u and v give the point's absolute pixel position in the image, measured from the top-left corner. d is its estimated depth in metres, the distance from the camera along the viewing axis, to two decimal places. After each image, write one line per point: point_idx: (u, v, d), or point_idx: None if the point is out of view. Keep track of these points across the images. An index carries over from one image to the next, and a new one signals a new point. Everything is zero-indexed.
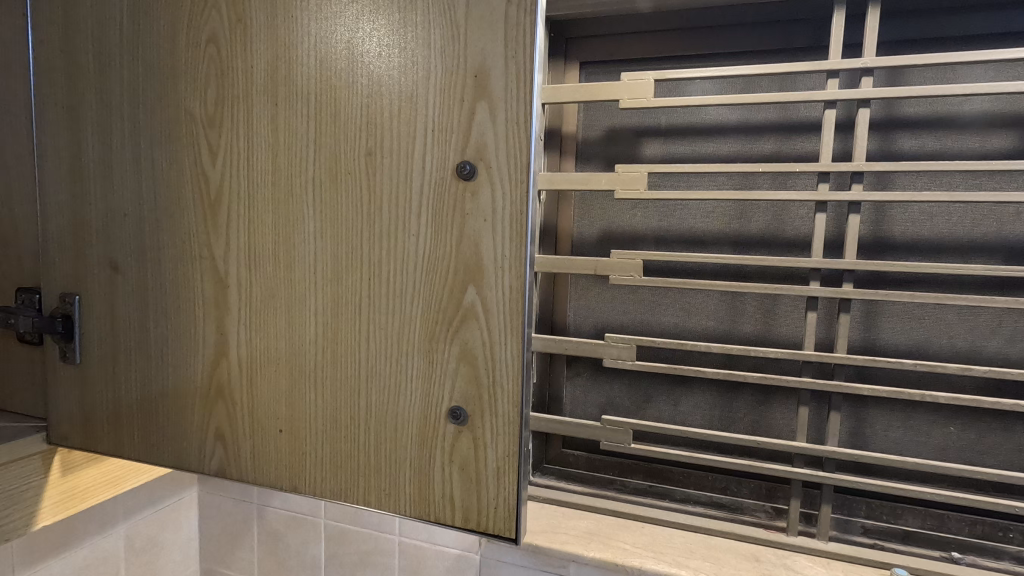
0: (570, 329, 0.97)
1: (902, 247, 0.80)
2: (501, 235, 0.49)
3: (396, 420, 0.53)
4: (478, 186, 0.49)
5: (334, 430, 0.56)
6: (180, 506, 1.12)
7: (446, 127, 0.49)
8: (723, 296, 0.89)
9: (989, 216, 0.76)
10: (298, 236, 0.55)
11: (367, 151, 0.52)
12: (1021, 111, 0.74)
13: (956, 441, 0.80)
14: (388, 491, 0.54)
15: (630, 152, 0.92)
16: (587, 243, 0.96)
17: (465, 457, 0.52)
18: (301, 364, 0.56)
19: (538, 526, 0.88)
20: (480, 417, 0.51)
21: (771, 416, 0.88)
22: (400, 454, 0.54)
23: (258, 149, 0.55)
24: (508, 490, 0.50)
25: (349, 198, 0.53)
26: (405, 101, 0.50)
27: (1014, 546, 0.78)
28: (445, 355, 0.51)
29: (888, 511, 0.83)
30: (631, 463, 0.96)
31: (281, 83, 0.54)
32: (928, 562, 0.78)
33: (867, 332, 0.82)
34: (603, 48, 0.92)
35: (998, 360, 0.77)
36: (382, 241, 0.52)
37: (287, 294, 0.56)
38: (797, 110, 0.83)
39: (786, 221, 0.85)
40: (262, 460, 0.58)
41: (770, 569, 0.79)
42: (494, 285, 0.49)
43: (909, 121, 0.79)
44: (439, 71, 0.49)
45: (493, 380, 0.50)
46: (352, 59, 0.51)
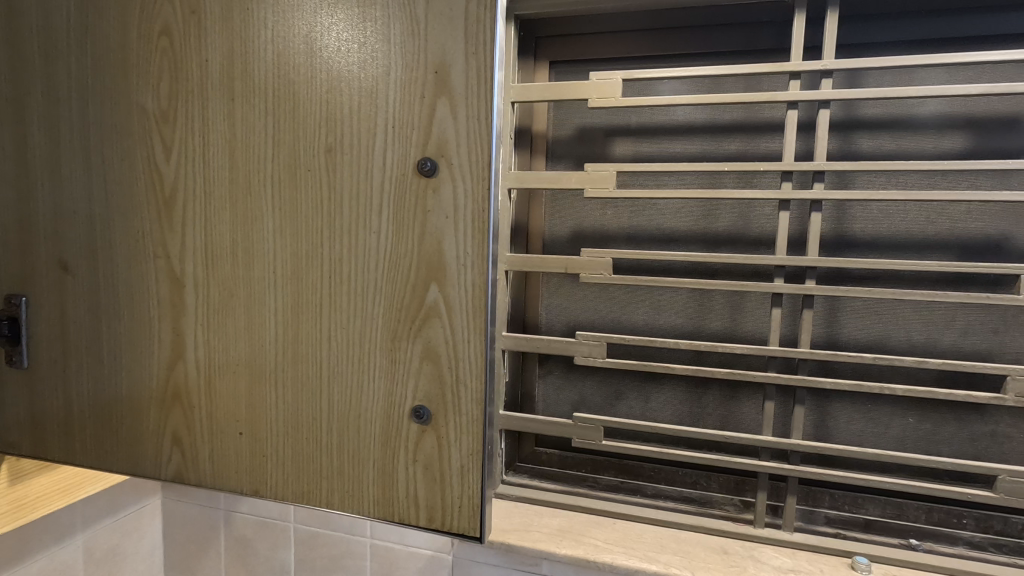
0: (542, 328, 0.97)
1: (861, 245, 0.82)
2: (463, 231, 0.48)
3: (359, 421, 0.53)
4: (439, 181, 0.48)
5: (296, 434, 0.55)
6: (142, 515, 1.08)
7: (407, 123, 0.49)
8: (691, 294, 0.90)
9: (942, 214, 0.79)
10: (257, 235, 0.53)
11: (326, 148, 0.51)
12: (972, 113, 0.77)
13: (913, 432, 0.83)
14: (352, 493, 0.54)
15: (600, 151, 0.93)
16: (558, 242, 0.96)
17: (429, 456, 0.51)
18: (261, 366, 0.55)
19: (511, 525, 0.88)
20: (444, 416, 0.50)
21: (738, 411, 0.90)
22: (363, 454, 0.53)
23: (215, 146, 0.54)
24: (473, 488, 0.50)
25: (308, 196, 0.52)
26: (365, 97, 0.49)
27: (967, 532, 0.81)
28: (408, 353, 0.51)
29: (850, 501, 0.86)
30: (603, 460, 0.97)
31: (237, 77, 0.52)
32: (888, 549, 0.80)
33: (829, 327, 0.84)
34: (572, 48, 0.93)
35: (952, 353, 0.80)
36: (344, 238, 0.51)
37: (246, 296, 0.54)
38: (760, 110, 0.85)
39: (752, 220, 0.87)
40: (221, 466, 0.57)
41: (738, 561, 0.80)
42: (456, 283, 0.49)
43: (867, 122, 0.81)
44: (400, 66, 0.49)
45: (457, 377, 0.50)
46: (311, 52, 0.50)
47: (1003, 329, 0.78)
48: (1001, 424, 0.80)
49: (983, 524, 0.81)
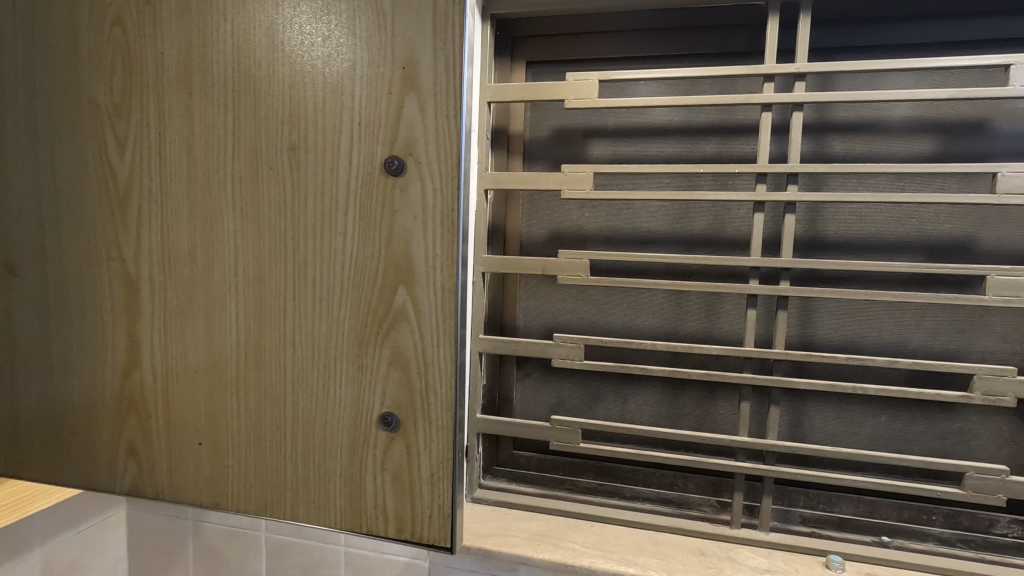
0: (520, 330, 0.96)
1: (835, 246, 0.83)
2: (432, 231, 0.47)
3: (325, 428, 0.51)
4: (407, 181, 0.47)
5: (258, 446, 0.52)
6: (106, 527, 1.04)
7: (374, 120, 0.47)
8: (668, 296, 0.90)
9: (913, 215, 0.80)
10: (218, 238, 0.51)
11: (290, 145, 0.49)
12: (939, 117, 0.78)
13: (885, 430, 0.83)
14: (316, 505, 0.52)
15: (577, 152, 0.92)
16: (535, 243, 0.95)
17: (398, 464, 0.50)
18: (222, 372, 0.52)
19: (488, 530, 0.87)
20: (413, 424, 0.49)
21: (715, 412, 0.89)
22: (329, 462, 0.51)
23: (171, 143, 0.51)
24: (444, 497, 0.49)
25: (270, 195, 0.50)
26: (329, 94, 0.48)
27: (937, 528, 0.82)
28: (376, 358, 0.49)
29: (825, 500, 0.86)
30: (581, 462, 0.96)
31: (194, 71, 0.50)
32: (861, 547, 0.81)
33: (804, 328, 0.85)
34: (549, 48, 0.92)
35: (923, 353, 0.81)
36: (308, 239, 0.49)
37: (205, 300, 0.52)
38: (735, 112, 0.85)
39: (728, 221, 0.87)
40: (180, 480, 0.55)
41: (715, 562, 0.80)
42: (425, 285, 0.47)
43: (840, 125, 0.81)
44: (366, 62, 0.47)
45: (426, 383, 0.48)
46: (273, 46, 0.48)
47: (970, 329, 0.80)
48: (969, 421, 0.81)
49: (952, 520, 0.82)
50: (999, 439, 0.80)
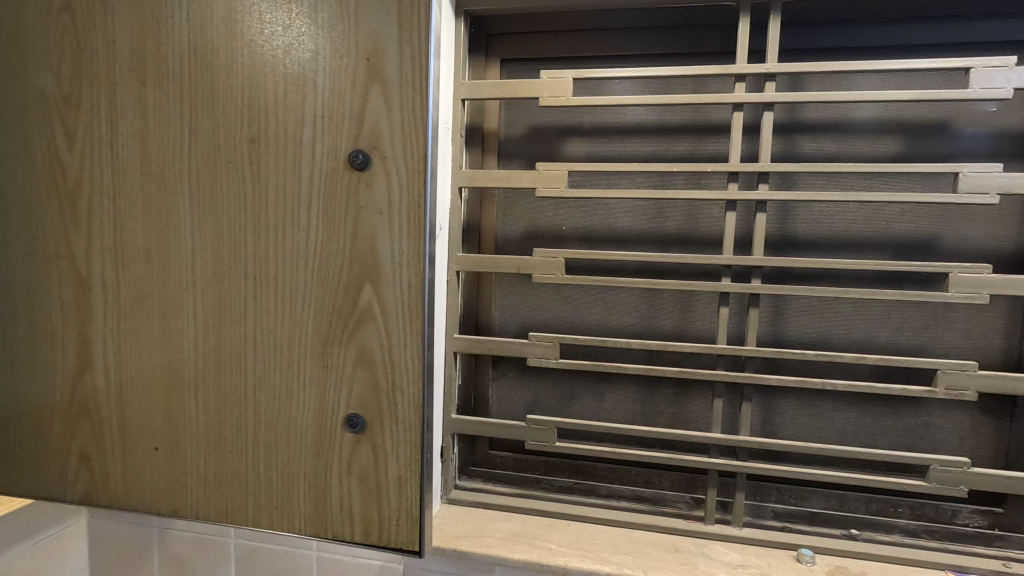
0: (495, 330, 0.95)
1: (805, 244, 0.84)
2: (399, 228, 0.51)
3: (290, 434, 0.56)
4: (373, 175, 0.51)
5: (226, 448, 0.57)
6: (66, 537, 0.99)
7: (341, 113, 0.51)
8: (643, 294, 0.90)
9: (879, 214, 0.81)
10: (188, 244, 0.55)
11: (250, 138, 0.53)
12: (904, 118, 0.80)
13: (853, 425, 0.85)
14: (283, 504, 0.57)
15: (552, 150, 0.91)
16: (511, 241, 0.94)
17: (365, 467, 0.55)
18: (182, 375, 0.57)
19: (463, 531, 0.85)
20: (380, 425, 0.54)
21: (689, 409, 0.90)
22: (296, 466, 0.56)
23: (123, 145, 0.55)
24: (411, 500, 0.54)
25: (232, 202, 0.53)
26: (293, 86, 0.51)
27: (903, 520, 0.84)
28: (341, 358, 0.53)
29: (796, 494, 0.88)
30: (557, 461, 0.96)
31: (154, 64, 0.53)
32: (831, 540, 0.82)
33: (775, 326, 0.86)
34: (524, 46, 0.91)
35: (889, 349, 0.83)
36: (274, 246, 0.53)
37: (169, 301, 0.56)
38: (708, 111, 0.86)
39: (701, 219, 0.87)
40: (145, 476, 0.58)
41: (690, 558, 0.80)
42: (392, 284, 0.52)
43: (809, 125, 0.83)
44: (329, 53, 0.51)
45: (392, 383, 0.53)
46: (237, 36, 0.52)
47: (935, 325, 0.81)
48: (933, 415, 0.83)
49: (917, 511, 0.84)
50: (961, 432, 0.82)
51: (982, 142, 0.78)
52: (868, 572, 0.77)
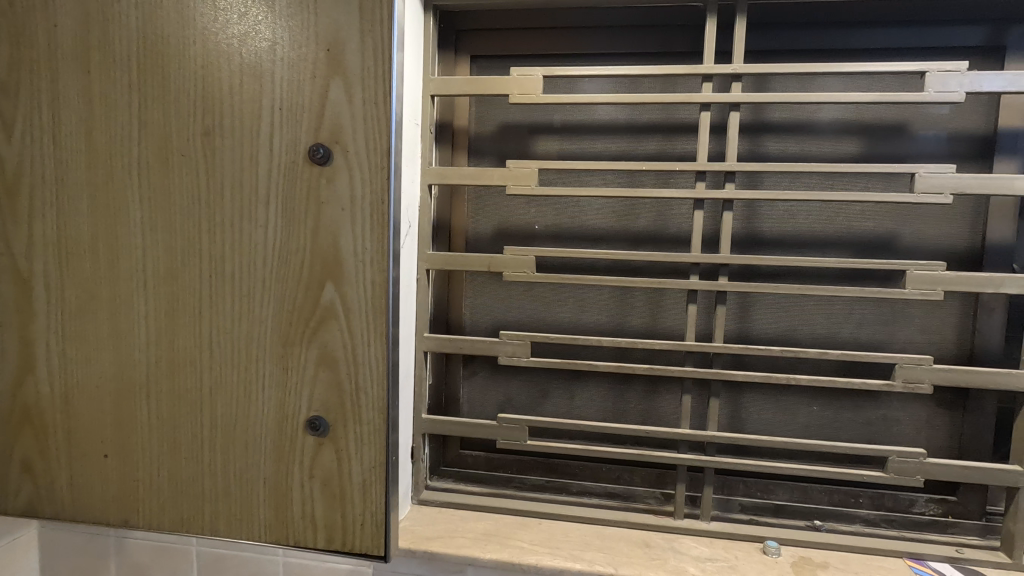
0: (466, 329, 0.94)
1: (771, 242, 0.85)
2: (364, 226, 0.61)
3: (248, 438, 0.65)
4: (335, 169, 0.60)
5: (201, 452, 0.66)
6: (14, 548, 0.93)
7: (304, 106, 0.60)
8: (613, 292, 0.90)
9: (841, 213, 0.84)
10: (168, 264, 0.63)
11: (204, 130, 0.61)
12: (864, 120, 0.82)
13: (817, 419, 0.87)
14: (249, 510, 0.66)
15: (522, 148, 0.91)
16: (481, 239, 0.93)
17: (329, 474, 0.64)
18: (135, 380, 0.65)
19: (434, 532, 0.84)
20: (344, 430, 0.64)
21: (659, 406, 0.91)
22: (258, 470, 0.65)
23: (69, 142, 0.63)
24: (375, 507, 0.64)
25: (204, 225, 0.62)
26: (251, 76, 0.60)
27: (863, 510, 0.87)
28: (302, 359, 0.63)
29: (762, 487, 0.89)
30: (528, 459, 0.95)
31: (130, 65, 0.61)
32: (795, 532, 0.84)
33: (741, 323, 0.87)
34: (494, 43, 0.90)
35: (850, 344, 0.85)
36: (234, 255, 0.62)
37: (148, 309, 0.64)
38: (677, 111, 0.86)
39: (670, 218, 0.88)
40: (125, 473, 0.67)
41: (660, 553, 0.81)
42: (353, 284, 0.61)
43: (774, 126, 0.84)
44: (290, 44, 0.59)
45: (356, 385, 0.63)
46: (201, 27, 0.59)
47: (893, 321, 0.84)
48: (892, 408, 0.85)
49: (877, 501, 0.86)
50: (918, 424, 0.85)
51: (936, 144, 0.81)
52: (831, 562, 0.79)
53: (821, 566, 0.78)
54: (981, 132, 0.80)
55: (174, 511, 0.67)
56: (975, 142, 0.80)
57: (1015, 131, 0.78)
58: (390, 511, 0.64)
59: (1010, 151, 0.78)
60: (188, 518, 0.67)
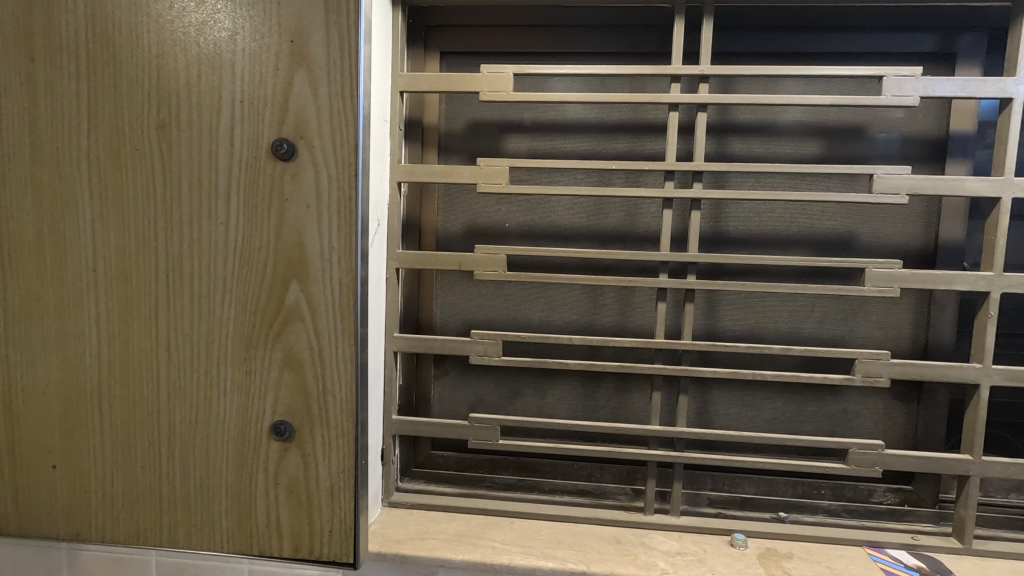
0: (436, 328, 0.93)
1: (737, 241, 0.87)
2: (331, 223, 0.61)
3: (208, 444, 0.64)
4: (299, 164, 0.60)
5: (163, 460, 0.65)
6: None
7: (265, 101, 0.60)
8: (584, 290, 0.90)
9: (803, 213, 0.86)
10: (129, 267, 0.63)
11: (159, 123, 0.60)
12: (825, 122, 0.84)
13: (781, 413, 0.89)
14: (211, 518, 0.66)
15: (493, 146, 0.90)
16: (452, 238, 0.92)
17: (295, 480, 0.64)
18: (84, 387, 0.65)
19: (405, 534, 0.83)
20: (310, 433, 0.64)
21: (629, 403, 0.91)
22: (219, 477, 0.65)
23: (12, 139, 0.62)
24: (343, 513, 0.65)
25: (164, 226, 0.62)
26: (208, 67, 0.59)
27: (825, 501, 0.89)
28: (265, 362, 0.63)
29: (729, 481, 0.91)
30: (499, 459, 0.95)
31: (86, 55, 0.60)
32: (761, 524, 0.86)
33: (709, 320, 0.89)
34: (463, 39, 0.89)
35: (812, 340, 0.87)
36: (193, 255, 0.62)
37: (106, 311, 0.63)
38: (645, 111, 0.87)
39: (639, 217, 0.89)
40: (83, 479, 0.66)
41: (630, 549, 0.81)
42: (318, 284, 0.62)
43: (740, 127, 0.86)
44: (251, 35, 0.59)
45: (322, 388, 0.63)
46: (158, 16, 0.59)
47: (852, 317, 0.86)
48: (851, 402, 0.88)
49: (838, 492, 0.89)
50: (876, 417, 0.87)
51: (893, 146, 0.84)
52: (795, 552, 0.81)
53: (786, 556, 0.80)
54: (934, 135, 0.83)
55: (130, 522, 0.67)
56: (928, 145, 0.83)
57: (965, 135, 0.81)
58: (359, 515, 0.64)
59: (960, 154, 0.82)
60: (149, 526, 0.66)
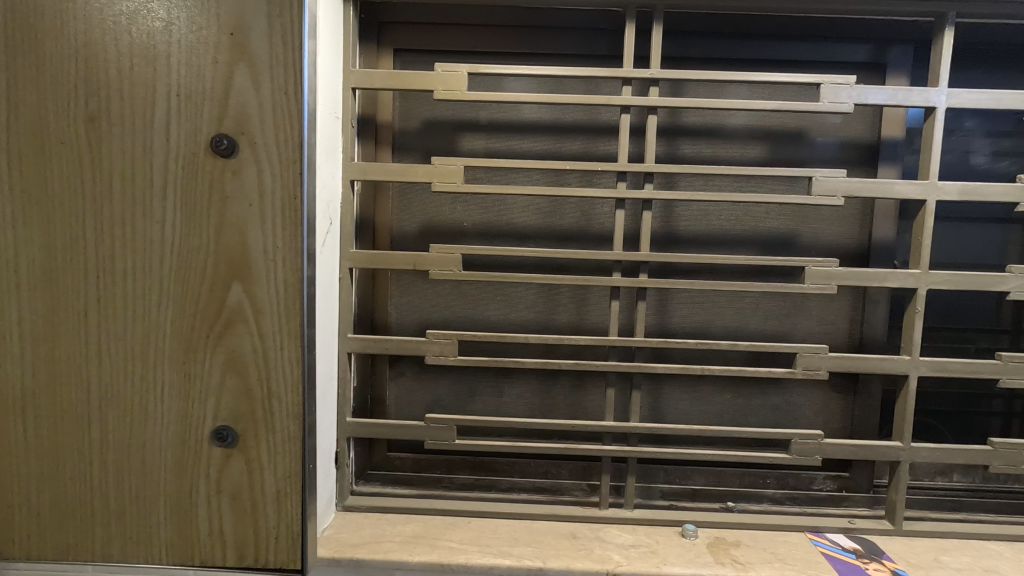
0: (392, 328, 0.92)
1: (687, 241, 0.90)
2: (275, 222, 0.59)
3: (145, 453, 0.62)
4: (240, 160, 0.58)
5: (95, 471, 0.62)
6: None
7: (204, 96, 0.57)
8: (540, 290, 0.91)
9: (749, 214, 0.89)
10: (55, 269, 0.59)
11: (88, 116, 0.57)
12: (768, 127, 0.88)
13: (729, 406, 0.92)
14: (148, 531, 0.63)
15: (448, 145, 0.90)
16: (407, 237, 0.91)
17: (238, 487, 0.63)
18: (6, 395, 0.61)
19: (361, 539, 0.81)
20: (254, 438, 0.62)
21: (585, 400, 0.93)
22: (157, 486, 0.62)
23: None
24: (289, 520, 0.63)
25: (94, 225, 0.59)
26: (142, 59, 0.57)
27: (770, 489, 0.93)
28: (206, 365, 0.61)
29: (681, 474, 0.94)
30: (457, 458, 0.95)
31: (5, 43, 0.57)
32: (711, 514, 0.89)
33: (660, 318, 0.91)
34: (418, 37, 0.88)
35: (758, 336, 0.91)
36: (126, 255, 0.59)
37: (30, 314, 0.60)
38: (599, 113, 0.89)
39: (593, 217, 0.90)
40: (6, 493, 0.62)
41: (586, 543, 0.83)
42: (261, 284, 0.60)
43: (689, 130, 0.88)
44: (188, 26, 0.56)
45: (268, 391, 0.61)
46: (86, 3, 0.56)
47: (795, 313, 0.90)
48: (793, 394, 0.92)
49: (782, 481, 0.93)
50: (816, 408, 0.92)
51: (832, 150, 0.88)
52: (743, 540, 0.84)
53: (734, 544, 0.83)
54: (868, 141, 0.88)
55: (59, 537, 0.63)
56: (862, 150, 0.88)
57: (894, 141, 0.87)
58: (306, 520, 0.63)
59: (891, 158, 0.87)
60: (80, 541, 0.63)
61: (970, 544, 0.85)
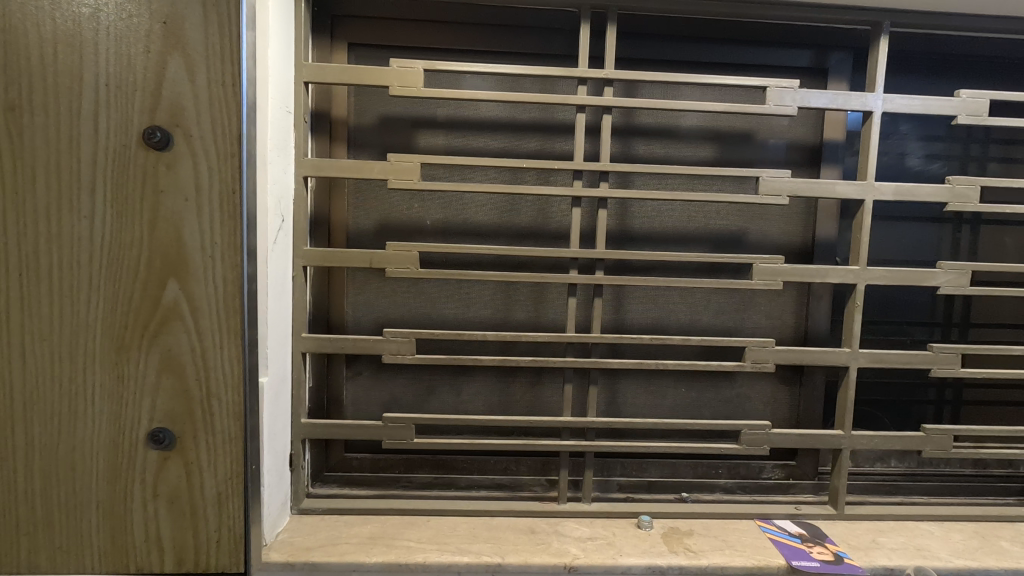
0: (348, 327, 0.91)
1: (642, 238, 0.92)
2: (213, 217, 0.58)
3: (74, 457, 0.59)
4: (175, 152, 0.56)
5: (19, 478, 0.59)
6: None
7: (135, 86, 0.55)
8: (498, 287, 0.91)
9: (700, 212, 0.92)
10: None
11: (7, 105, 0.54)
12: (718, 128, 0.91)
13: (683, 400, 0.95)
14: (80, 538, 0.60)
15: (405, 142, 0.89)
16: (363, 234, 0.89)
17: (176, 490, 0.61)
18: None
19: (315, 541, 0.80)
20: (192, 440, 0.60)
21: (543, 396, 0.94)
22: (88, 491, 0.60)
23: None
24: (231, 522, 0.62)
25: (15, 219, 0.56)
26: (67, 47, 0.54)
27: (722, 479, 0.97)
28: (139, 365, 0.59)
29: (637, 467, 0.96)
30: (416, 458, 0.94)
31: None
32: (665, 505, 0.91)
33: (616, 314, 0.93)
34: (373, 32, 0.87)
35: (710, 331, 0.94)
36: (51, 251, 0.56)
37: None
38: (555, 112, 0.89)
39: (551, 214, 0.91)
40: None
41: (544, 538, 0.83)
42: (198, 281, 0.58)
43: (643, 130, 0.90)
44: (117, 13, 0.54)
45: (206, 392, 0.60)
46: None
47: (744, 309, 0.94)
48: (743, 387, 0.95)
49: (733, 471, 0.97)
50: (765, 400, 0.95)
51: (777, 151, 0.91)
52: (696, 529, 0.87)
53: (687, 534, 0.86)
54: (811, 143, 0.92)
55: None
56: (806, 152, 0.92)
57: (836, 143, 0.91)
58: (249, 522, 0.62)
59: (832, 160, 0.91)
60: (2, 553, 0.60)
61: (905, 525, 0.90)
